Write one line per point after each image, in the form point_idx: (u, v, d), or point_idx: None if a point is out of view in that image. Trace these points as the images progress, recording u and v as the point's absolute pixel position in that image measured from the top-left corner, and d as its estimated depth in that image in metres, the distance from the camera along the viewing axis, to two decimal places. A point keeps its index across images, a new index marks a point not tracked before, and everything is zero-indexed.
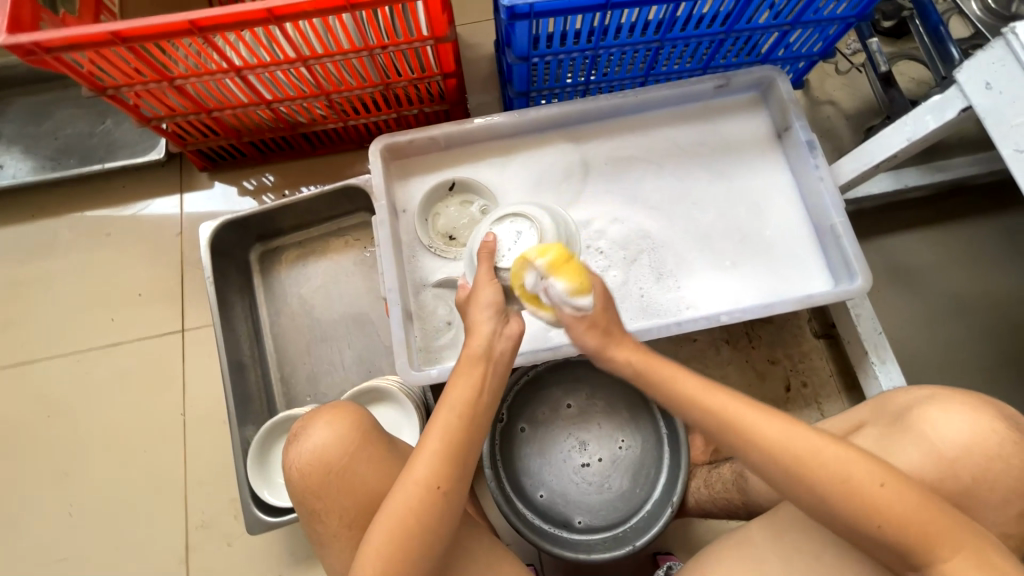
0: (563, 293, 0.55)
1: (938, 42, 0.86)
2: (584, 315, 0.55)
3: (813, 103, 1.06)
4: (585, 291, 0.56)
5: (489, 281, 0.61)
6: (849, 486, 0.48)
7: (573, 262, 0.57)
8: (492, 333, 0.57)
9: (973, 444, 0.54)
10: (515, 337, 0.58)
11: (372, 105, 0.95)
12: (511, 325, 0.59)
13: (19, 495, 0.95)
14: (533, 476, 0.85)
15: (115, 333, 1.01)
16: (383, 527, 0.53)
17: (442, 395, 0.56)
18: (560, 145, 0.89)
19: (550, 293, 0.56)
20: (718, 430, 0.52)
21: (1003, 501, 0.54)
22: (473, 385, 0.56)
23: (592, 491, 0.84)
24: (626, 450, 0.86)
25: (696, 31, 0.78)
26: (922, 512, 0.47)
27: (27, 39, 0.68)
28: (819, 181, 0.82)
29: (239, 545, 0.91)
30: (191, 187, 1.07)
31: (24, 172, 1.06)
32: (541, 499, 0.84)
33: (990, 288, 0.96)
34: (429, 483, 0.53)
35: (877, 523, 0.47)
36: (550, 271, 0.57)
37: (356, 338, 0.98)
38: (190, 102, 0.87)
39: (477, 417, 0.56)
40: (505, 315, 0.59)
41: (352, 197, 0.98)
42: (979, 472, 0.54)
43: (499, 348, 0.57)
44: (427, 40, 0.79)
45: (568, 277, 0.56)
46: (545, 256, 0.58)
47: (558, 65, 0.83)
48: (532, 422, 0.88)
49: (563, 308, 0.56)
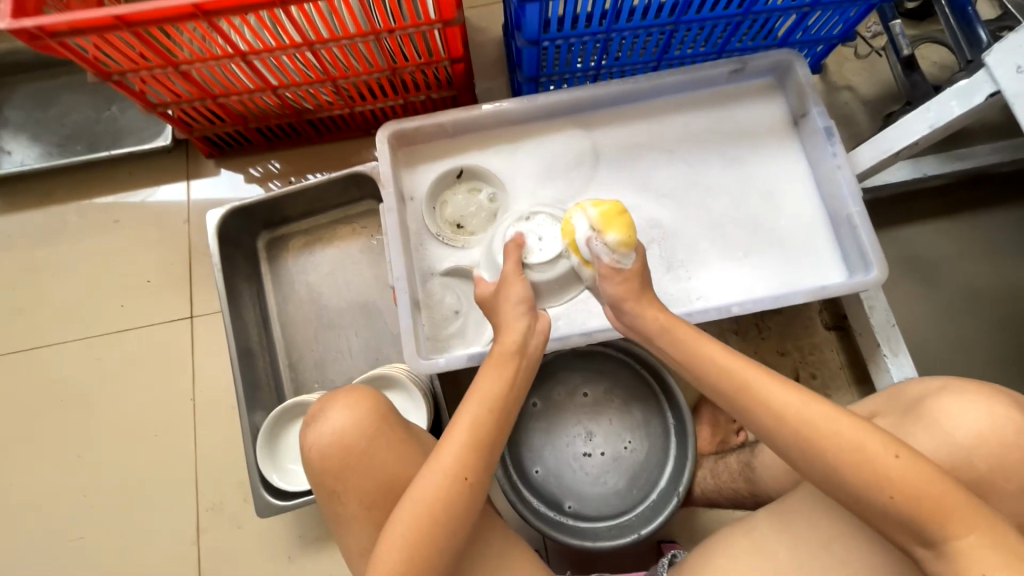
0: (608, 244, 0.63)
1: (964, 24, 0.82)
2: (622, 270, 0.63)
3: (830, 88, 1.03)
4: (630, 245, 0.63)
5: (517, 276, 0.68)
6: (862, 454, 0.48)
7: (625, 217, 0.64)
8: (527, 331, 0.63)
9: (993, 438, 0.53)
10: (544, 333, 0.65)
11: (378, 91, 0.94)
12: (540, 321, 0.65)
13: (35, 476, 0.97)
14: (532, 451, 0.85)
15: (125, 320, 1.02)
16: (409, 514, 0.53)
17: (475, 383, 0.59)
18: (570, 131, 0.87)
19: (597, 243, 0.65)
20: (735, 395, 0.54)
21: (1019, 493, 0.53)
22: (507, 379, 0.60)
23: (588, 481, 0.84)
24: (632, 447, 0.85)
25: (712, 13, 0.76)
26: (935, 487, 0.46)
27: (31, 24, 0.67)
28: (836, 169, 0.79)
29: (250, 528, 0.93)
30: (198, 174, 1.07)
31: (32, 158, 1.06)
32: (536, 475, 0.84)
33: (1008, 280, 0.94)
34: (457, 473, 0.55)
35: (889, 495, 0.47)
36: (601, 223, 0.65)
37: (363, 326, 0.98)
38: (195, 87, 0.86)
39: (505, 413, 0.59)
40: (535, 312, 0.66)
41: (358, 184, 0.97)
42: (995, 462, 0.53)
43: (532, 343, 0.63)
44: (434, 24, 0.77)
45: (617, 230, 0.64)
46: (598, 208, 0.66)
47: (567, 50, 0.81)
48: (546, 398, 0.88)
49: (605, 256, 0.64)
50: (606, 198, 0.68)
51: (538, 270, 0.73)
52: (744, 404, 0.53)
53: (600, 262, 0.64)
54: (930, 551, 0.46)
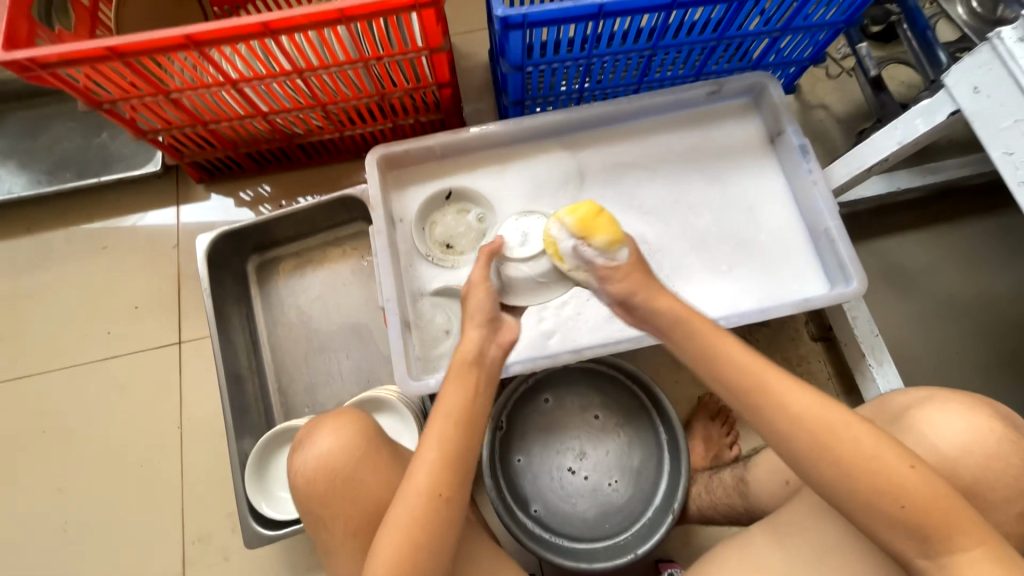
0: (598, 249, 0.61)
1: (926, 47, 0.87)
2: (618, 265, 0.61)
3: (805, 107, 1.07)
4: (620, 241, 0.62)
5: (481, 284, 0.64)
6: (877, 463, 0.48)
7: (605, 216, 0.63)
8: (482, 339, 0.60)
9: (970, 442, 0.54)
10: (506, 344, 0.62)
11: (367, 115, 0.96)
12: (502, 332, 0.62)
13: (14, 511, 0.94)
14: (522, 441, 0.86)
15: (112, 346, 1.01)
16: (389, 535, 0.53)
17: (436, 402, 0.58)
18: (556, 152, 0.90)
19: (585, 249, 0.63)
20: (746, 396, 0.53)
21: (1004, 500, 0.54)
22: (467, 391, 0.58)
23: (565, 497, 0.83)
24: (616, 485, 0.84)
25: (688, 38, 0.79)
26: (942, 500, 0.47)
27: (23, 56, 0.68)
28: (813, 185, 0.82)
29: (238, 559, 0.90)
30: (188, 199, 1.07)
31: (20, 185, 1.05)
32: (517, 463, 0.85)
33: (985, 289, 0.97)
34: (431, 491, 0.54)
35: (901, 503, 0.47)
36: (583, 230, 0.63)
37: (354, 348, 0.98)
38: (185, 115, 0.87)
39: (472, 423, 0.57)
40: (497, 322, 0.63)
41: (348, 207, 0.98)
42: (981, 473, 0.54)
43: (490, 352, 0.60)
44: (422, 51, 0.80)
45: (602, 231, 0.62)
46: (573, 216, 0.64)
47: (551, 74, 0.84)
48: (557, 396, 0.88)
49: (598, 259, 0.61)
50: (579, 202, 0.65)
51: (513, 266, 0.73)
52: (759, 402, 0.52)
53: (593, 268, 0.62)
54: (931, 560, 0.47)
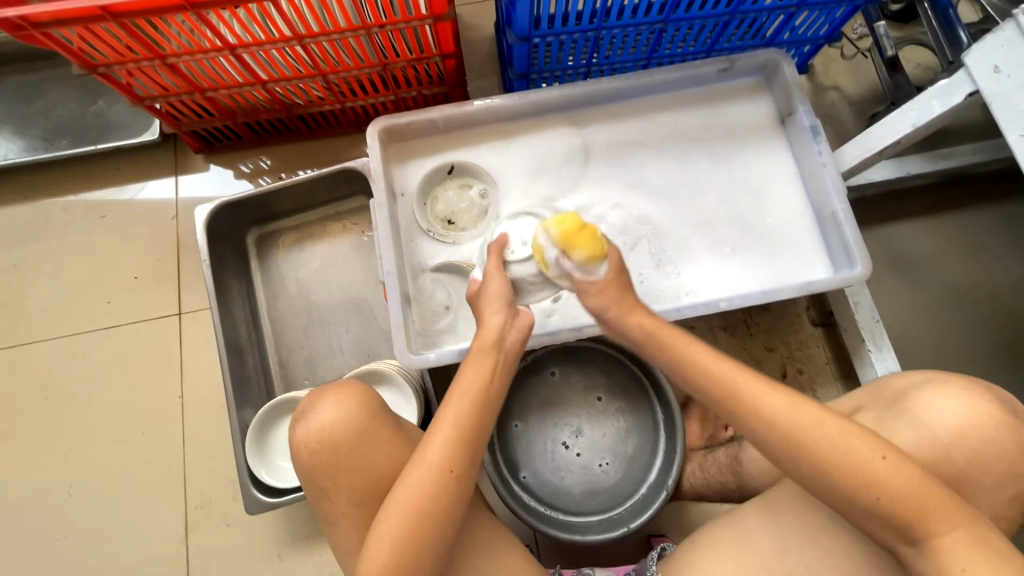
0: (576, 263, 0.60)
1: (946, 26, 0.84)
2: (595, 280, 0.60)
3: (818, 89, 1.05)
4: (598, 259, 0.60)
5: (497, 273, 0.65)
6: (851, 457, 0.48)
7: (587, 231, 0.61)
8: (504, 324, 0.60)
9: (968, 424, 0.55)
10: (525, 329, 0.61)
11: (369, 86, 0.94)
12: (521, 317, 0.62)
13: (18, 476, 0.95)
14: (521, 411, 0.87)
15: (112, 316, 1.01)
16: (396, 505, 0.54)
17: (454, 380, 0.58)
18: (562, 129, 0.88)
19: (564, 262, 0.62)
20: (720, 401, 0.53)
21: (997, 483, 0.54)
22: (485, 374, 0.57)
23: (558, 471, 0.85)
24: (606, 467, 0.85)
25: (701, 12, 0.77)
26: (918, 488, 0.47)
27: (14, 13, 0.66)
28: (822, 167, 0.80)
29: (239, 525, 0.92)
30: (186, 169, 1.06)
31: (15, 152, 1.04)
32: (513, 428, 0.86)
33: (989, 279, 0.96)
34: (443, 466, 0.54)
35: (876, 497, 0.48)
36: (565, 242, 0.61)
37: (354, 323, 0.98)
38: (183, 81, 0.85)
39: (488, 405, 0.57)
40: (515, 307, 0.62)
41: (349, 180, 0.97)
42: (972, 456, 0.54)
43: (510, 338, 0.60)
44: (426, 19, 0.77)
45: (582, 247, 0.60)
46: (557, 227, 0.62)
47: (559, 47, 0.82)
48: (563, 371, 0.89)
49: (575, 273, 0.60)
50: (565, 214, 0.64)
51: (519, 267, 0.70)
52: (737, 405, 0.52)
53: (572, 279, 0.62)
54: (913, 548, 0.47)
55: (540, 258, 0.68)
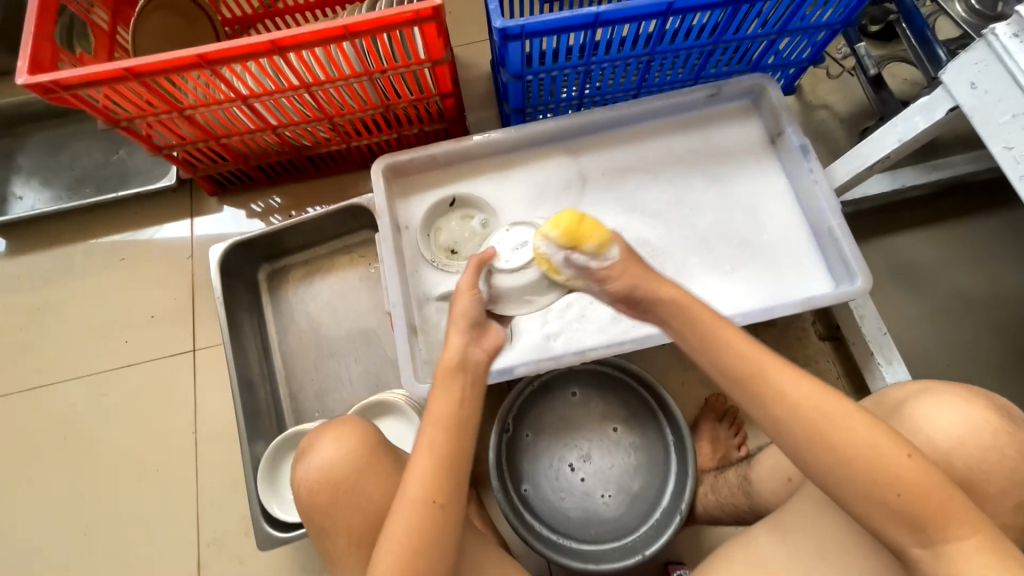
0: (589, 255, 0.61)
1: (924, 44, 0.86)
2: (613, 264, 0.60)
3: (807, 108, 1.07)
4: (609, 240, 0.61)
5: (468, 290, 0.65)
6: (876, 452, 0.47)
7: (587, 220, 0.62)
8: (465, 344, 0.61)
9: (965, 433, 0.54)
10: (489, 349, 0.63)
11: (373, 126, 0.98)
12: (486, 338, 0.63)
13: (34, 518, 0.96)
14: (532, 425, 0.88)
15: (129, 355, 1.04)
16: (388, 546, 0.52)
17: (425, 410, 0.58)
18: (558, 158, 0.91)
19: (577, 257, 0.63)
20: None
21: (1001, 492, 0.53)
22: (453, 398, 0.57)
23: (565, 494, 0.84)
24: (608, 499, 0.84)
25: (685, 43, 0.81)
26: (936, 488, 0.46)
27: (47, 79, 0.72)
28: (814, 184, 0.83)
29: (250, 563, 0.92)
30: (201, 211, 1.11)
31: (43, 202, 1.10)
32: (524, 438, 0.87)
33: (994, 284, 0.96)
34: (426, 498, 0.54)
35: (896, 493, 0.46)
36: (568, 240, 0.62)
37: (363, 352, 1.00)
38: (199, 130, 0.90)
39: (461, 429, 0.57)
40: (479, 329, 0.64)
41: (356, 215, 1.01)
42: (974, 462, 0.53)
43: (474, 356, 0.61)
44: (424, 63, 0.82)
45: (589, 236, 0.61)
46: (556, 229, 0.64)
47: (551, 82, 0.86)
48: (579, 390, 0.90)
49: (591, 264, 0.61)
50: (560, 213, 0.65)
51: (501, 275, 0.74)
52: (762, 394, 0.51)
53: (588, 273, 0.62)
54: (928, 551, 0.46)
55: (546, 266, 0.68)
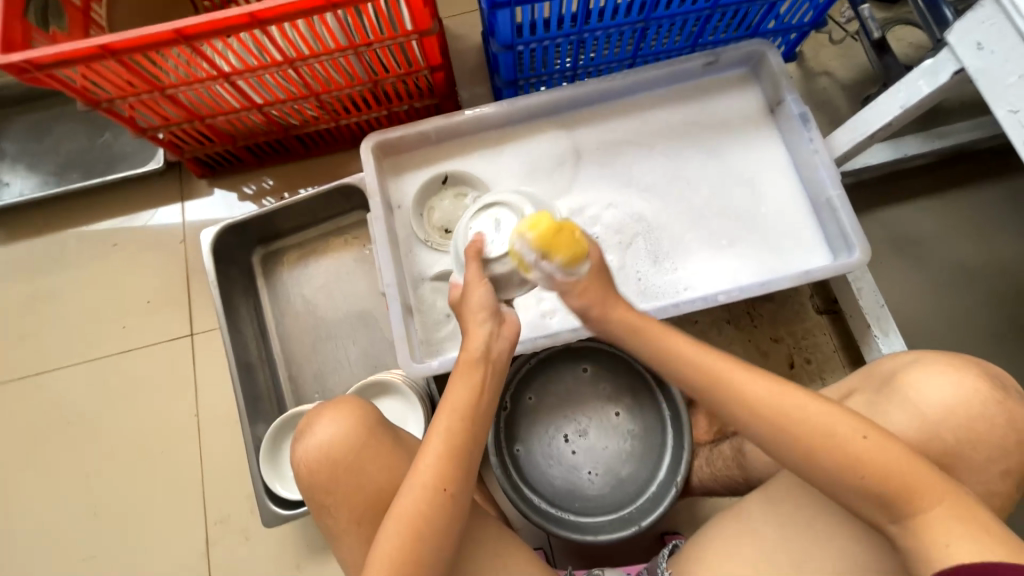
0: (556, 265, 0.56)
1: (931, 5, 0.83)
2: (578, 280, 0.56)
3: (809, 75, 1.04)
4: (582, 259, 0.56)
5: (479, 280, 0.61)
6: (834, 437, 0.48)
7: (566, 232, 0.56)
8: (490, 335, 0.57)
9: (955, 403, 0.54)
10: (511, 337, 0.59)
11: (361, 104, 0.96)
12: (506, 325, 0.60)
13: (45, 500, 0.99)
14: (533, 392, 0.89)
15: (127, 341, 1.04)
16: (392, 526, 0.53)
17: (443, 395, 0.56)
18: (551, 133, 0.89)
19: (545, 264, 0.57)
20: (705, 392, 0.52)
21: (987, 459, 0.54)
22: (473, 388, 0.56)
23: (557, 465, 0.86)
24: (594, 476, 0.85)
25: (682, 8, 0.77)
26: (900, 464, 0.47)
27: (19, 58, 0.69)
28: (813, 154, 0.81)
29: (258, 539, 0.94)
30: (191, 195, 1.09)
31: (29, 188, 1.08)
32: (527, 401, 0.88)
33: (991, 255, 0.95)
34: (435, 484, 0.53)
35: (861, 475, 0.47)
36: (543, 246, 0.57)
37: (361, 334, 1.00)
38: (183, 110, 0.88)
39: (478, 422, 0.56)
40: (500, 315, 0.60)
41: (347, 196, 0.99)
42: (962, 433, 0.54)
43: (497, 348, 0.58)
44: (411, 35, 0.79)
45: (563, 249, 0.56)
46: (533, 231, 0.58)
47: (543, 52, 0.83)
48: (585, 365, 0.90)
49: (556, 275, 0.56)
50: (538, 216, 0.60)
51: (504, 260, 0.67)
52: (728, 386, 0.51)
53: (551, 282, 0.57)
54: (898, 527, 0.47)
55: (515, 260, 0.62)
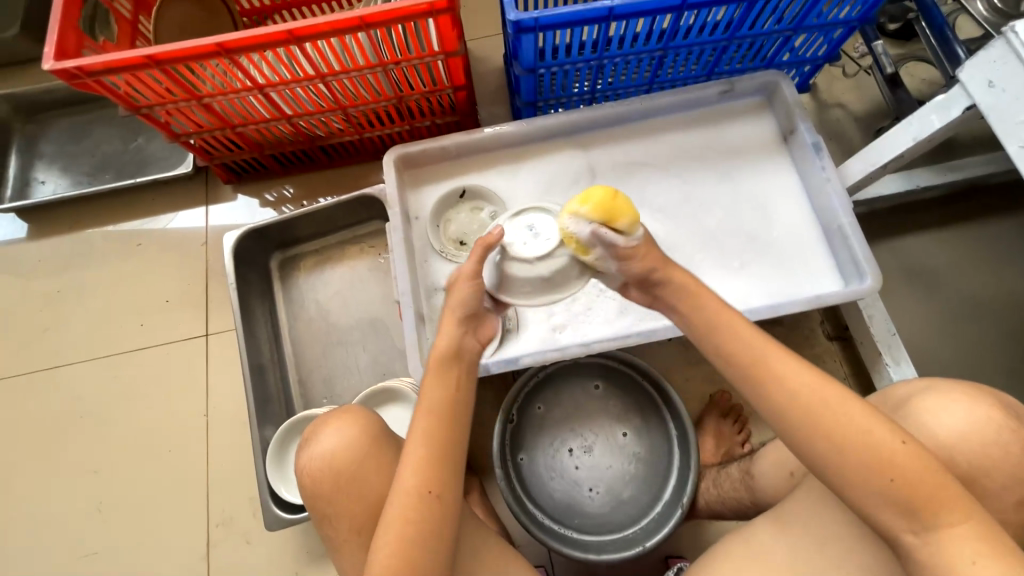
0: (617, 231, 0.58)
1: (943, 43, 0.85)
2: (637, 244, 0.58)
3: (821, 106, 1.06)
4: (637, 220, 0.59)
5: (471, 280, 0.62)
6: (870, 438, 0.47)
7: (621, 198, 0.59)
8: (460, 334, 0.60)
9: (970, 431, 0.53)
10: (482, 339, 0.63)
11: (385, 118, 1.00)
12: (479, 330, 0.63)
13: (51, 492, 0.99)
14: (541, 404, 0.89)
15: (144, 338, 1.06)
16: (386, 535, 0.53)
17: (418, 398, 0.58)
18: (568, 152, 0.92)
19: (606, 233, 0.59)
20: None
21: (1002, 488, 0.53)
22: (447, 389, 0.58)
23: (561, 479, 0.85)
24: (596, 493, 0.85)
25: (699, 39, 0.80)
26: (930, 478, 0.46)
27: (71, 64, 0.73)
28: (825, 182, 0.82)
29: (258, 542, 0.94)
30: (216, 199, 1.13)
31: (63, 188, 1.13)
32: (536, 411, 0.88)
33: (1006, 287, 0.94)
34: (420, 488, 0.54)
35: (890, 478, 0.46)
36: (601, 215, 0.59)
37: (371, 341, 1.01)
38: (216, 118, 0.92)
39: (455, 422, 0.58)
40: (477, 320, 0.63)
41: (366, 206, 1.02)
42: (977, 461, 0.53)
43: (468, 346, 0.61)
44: (438, 55, 0.83)
45: (622, 213, 0.59)
46: (587, 204, 0.60)
47: (563, 76, 0.86)
48: (592, 380, 0.90)
49: (618, 241, 0.58)
50: (588, 190, 0.62)
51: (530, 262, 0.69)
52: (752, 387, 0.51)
53: (613, 251, 0.59)
54: (919, 537, 0.46)
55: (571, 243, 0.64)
